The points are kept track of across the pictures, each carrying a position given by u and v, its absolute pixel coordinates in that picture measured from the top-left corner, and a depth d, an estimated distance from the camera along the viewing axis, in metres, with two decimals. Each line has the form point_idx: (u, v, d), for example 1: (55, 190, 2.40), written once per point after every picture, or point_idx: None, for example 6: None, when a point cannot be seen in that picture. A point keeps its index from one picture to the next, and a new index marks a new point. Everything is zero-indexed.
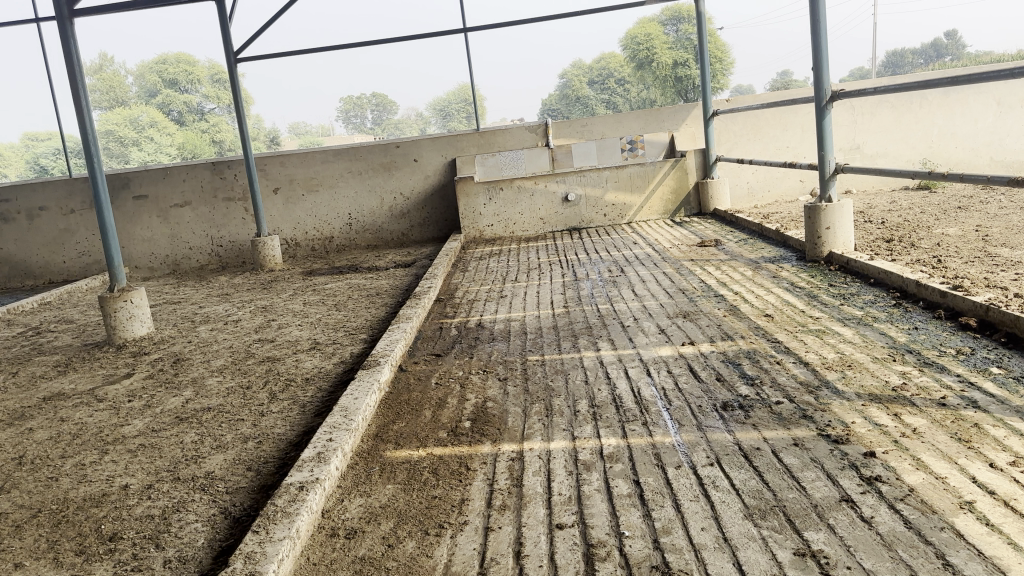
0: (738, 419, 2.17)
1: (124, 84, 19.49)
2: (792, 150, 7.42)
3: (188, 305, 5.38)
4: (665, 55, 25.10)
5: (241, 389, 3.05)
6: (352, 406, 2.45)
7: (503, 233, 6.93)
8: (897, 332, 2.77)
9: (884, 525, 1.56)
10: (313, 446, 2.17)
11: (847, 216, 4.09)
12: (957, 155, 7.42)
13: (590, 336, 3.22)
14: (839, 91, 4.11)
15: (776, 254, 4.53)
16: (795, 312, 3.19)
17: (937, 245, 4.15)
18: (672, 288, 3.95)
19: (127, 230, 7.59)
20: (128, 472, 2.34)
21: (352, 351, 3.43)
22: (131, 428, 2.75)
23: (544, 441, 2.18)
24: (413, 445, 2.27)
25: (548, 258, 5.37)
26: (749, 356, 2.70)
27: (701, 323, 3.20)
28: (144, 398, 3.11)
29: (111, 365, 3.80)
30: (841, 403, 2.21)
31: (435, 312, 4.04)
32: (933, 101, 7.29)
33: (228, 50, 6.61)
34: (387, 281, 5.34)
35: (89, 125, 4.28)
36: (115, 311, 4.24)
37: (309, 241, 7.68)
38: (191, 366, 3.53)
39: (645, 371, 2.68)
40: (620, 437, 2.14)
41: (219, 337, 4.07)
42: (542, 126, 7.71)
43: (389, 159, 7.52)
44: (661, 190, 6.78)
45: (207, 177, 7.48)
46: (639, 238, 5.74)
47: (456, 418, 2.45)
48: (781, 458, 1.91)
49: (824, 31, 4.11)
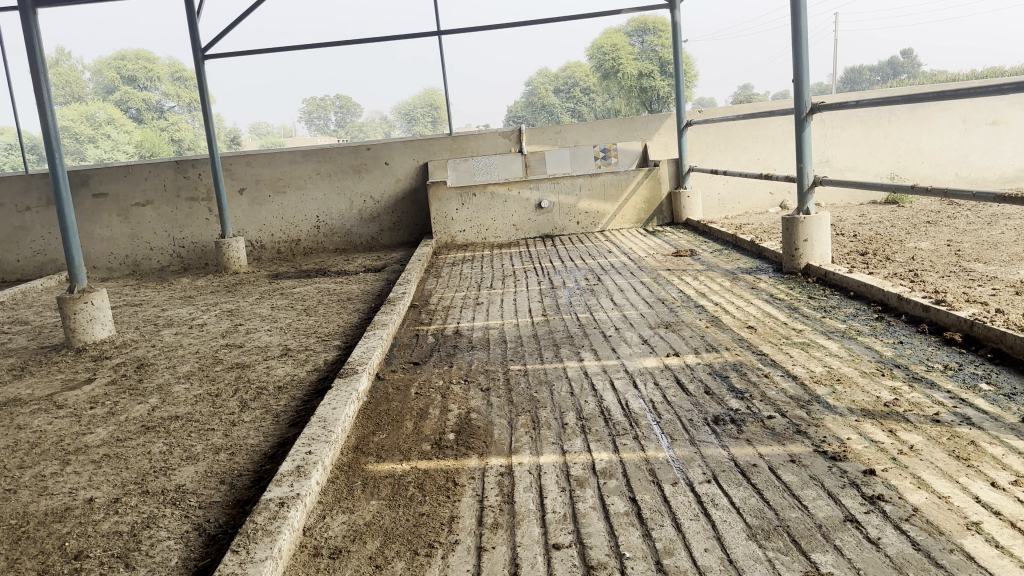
0: (731, 434, 2.13)
1: (80, 80, 19.22)
2: (762, 162, 7.47)
3: (150, 307, 5.21)
4: (630, 65, 25.43)
5: (210, 397, 2.93)
6: (331, 417, 2.35)
7: (475, 239, 6.85)
8: (882, 346, 2.76)
9: (893, 547, 1.52)
10: (292, 459, 2.07)
11: (825, 228, 4.08)
12: (923, 170, 7.54)
13: (572, 345, 3.16)
14: (819, 103, 4.11)
15: (753, 265, 4.53)
16: (777, 324, 3.17)
17: (911, 259, 4.17)
18: (651, 297, 3.91)
19: (85, 229, 7.36)
20: (92, 484, 2.21)
21: (326, 357, 3.32)
22: (94, 437, 2.61)
23: (533, 455, 2.11)
24: (396, 458, 2.18)
25: (522, 265, 5.31)
26: (736, 369, 2.66)
27: (684, 334, 3.16)
28: (107, 404, 2.97)
29: (71, 369, 3.63)
30: (835, 418, 2.17)
31: (410, 318, 3.95)
32: (901, 116, 7.41)
33: (196, 47, 6.45)
34: (357, 286, 5.23)
35: (51, 120, 4.11)
36: (74, 313, 4.07)
37: (275, 243, 7.53)
38: (156, 372, 3.39)
39: (632, 383, 2.62)
40: (612, 452, 2.08)
41: (184, 341, 3.93)
42: (516, 132, 7.63)
43: (359, 161, 7.39)
44: (633, 199, 6.77)
45: (171, 176, 7.29)
46: (614, 247, 5.71)
47: (439, 429, 2.37)
48: (779, 475, 1.87)
49: (805, 43, 4.11)
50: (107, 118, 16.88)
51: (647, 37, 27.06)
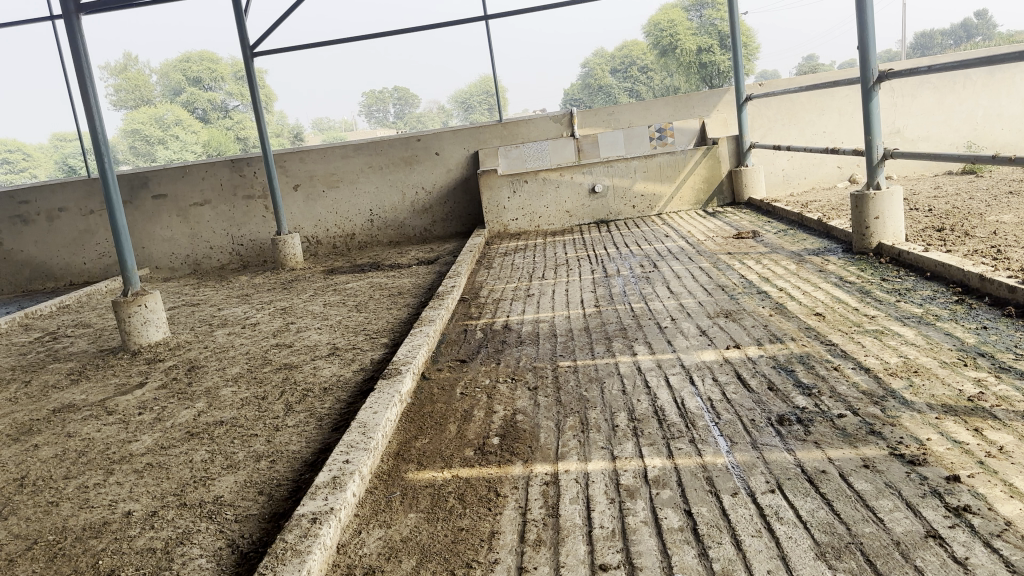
0: (797, 436, 1.96)
1: (148, 83, 19.95)
2: (828, 135, 7.14)
3: (207, 306, 5.24)
4: (688, 41, 24.92)
5: (256, 400, 2.88)
6: (371, 422, 2.26)
7: (529, 227, 6.72)
8: (963, 333, 2.53)
9: (983, 569, 1.34)
10: (328, 469, 1.98)
11: (898, 204, 3.82)
12: (1003, 137, 7.08)
13: (625, 339, 3.00)
14: (887, 71, 3.84)
15: (820, 245, 4.28)
16: (848, 310, 2.96)
17: (993, 234, 3.87)
18: (710, 284, 3.72)
19: (146, 231, 7.48)
20: (132, 496, 2.17)
21: (373, 357, 3.24)
22: (140, 445, 2.59)
23: (581, 461, 1.98)
24: (437, 466, 2.07)
25: (576, 252, 5.16)
26: (803, 362, 2.48)
27: (745, 324, 2.98)
28: (156, 410, 2.95)
29: (125, 373, 3.65)
30: (912, 416, 1.98)
31: (460, 312, 3.85)
32: (978, 81, 6.97)
33: (245, 45, 6.46)
34: (409, 279, 5.16)
35: (100, 125, 4.13)
36: (129, 316, 4.10)
37: (331, 238, 7.53)
38: (205, 374, 3.36)
39: (688, 379, 2.46)
40: (666, 457, 1.93)
41: (236, 342, 3.91)
42: (567, 115, 7.48)
43: (410, 153, 7.33)
44: (692, 179, 6.53)
45: (226, 175, 7.35)
46: (671, 230, 5.51)
47: (483, 433, 2.25)
48: (851, 483, 1.69)
49: (870, 7, 3.84)
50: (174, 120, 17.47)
51: (705, 12, 26.31)
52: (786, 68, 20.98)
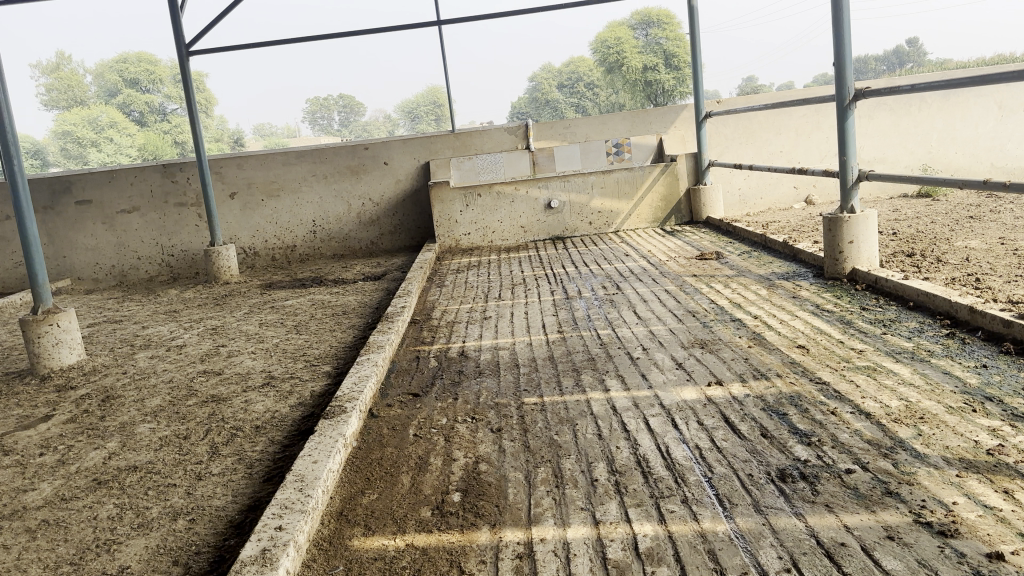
0: (805, 497, 1.71)
1: (83, 84, 20.32)
2: (786, 154, 7.04)
3: (130, 324, 4.80)
4: (635, 58, 25.31)
5: (177, 441, 2.52)
6: (311, 474, 1.94)
7: (481, 242, 6.43)
8: (963, 372, 2.33)
9: None
10: (256, 538, 1.65)
11: (872, 229, 3.65)
12: (957, 161, 7.10)
13: (595, 371, 2.74)
14: (864, 89, 3.68)
15: (789, 269, 4.10)
16: (833, 343, 2.74)
17: (966, 260, 3.74)
18: (679, 309, 3.49)
19: (68, 239, 6.97)
20: (20, 565, 1.81)
21: (313, 389, 2.90)
22: (36, 496, 2.21)
23: (559, 527, 1.69)
24: (388, 531, 1.76)
25: (533, 271, 4.90)
26: (795, 403, 2.23)
27: (725, 356, 2.74)
28: (60, 450, 2.56)
29: (30, 403, 3.23)
30: (930, 472, 1.75)
31: (410, 336, 3.54)
32: (932, 104, 6.97)
33: (180, 43, 6.03)
34: (354, 297, 4.82)
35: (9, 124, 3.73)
36: (38, 337, 3.68)
37: (270, 250, 7.12)
38: (122, 407, 2.98)
39: (671, 423, 2.20)
40: (657, 523, 1.66)
41: (158, 368, 3.52)
42: (523, 128, 7.28)
43: (357, 162, 6.99)
44: (650, 197, 6.35)
45: (158, 181, 6.89)
46: (631, 249, 5.30)
47: (441, 488, 1.95)
48: (878, 561, 1.45)
49: (847, 21, 3.68)
50: (109, 122, 17.55)
51: (651, 30, 26.80)
52: (728, 88, 21.45)
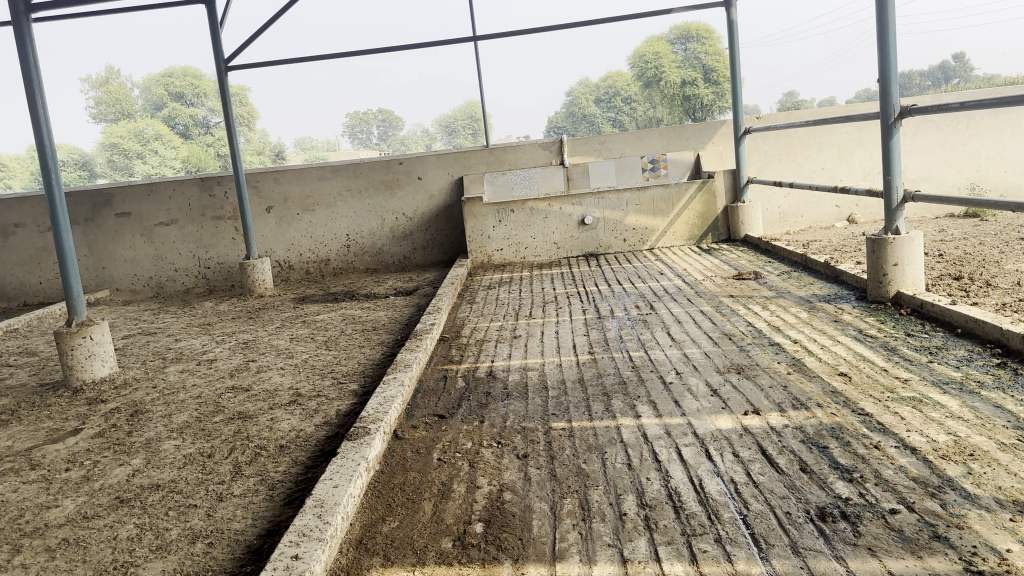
0: (847, 539, 1.61)
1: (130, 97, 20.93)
2: (827, 172, 6.90)
3: (164, 337, 4.82)
4: (673, 74, 25.17)
5: (200, 459, 2.49)
6: (331, 500, 1.90)
7: (514, 258, 6.38)
8: (1017, 406, 2.21)
9: None
10: (272, 567, 1.61)
11: (918, 251, 3.53)
12: (1007, 180, 6.89)
13: (626, 396, 2.66)
14: (910, 106, 3.56)
15: (830, 291, 3.99)
16: (876, 371, 2.63)
17: (1017, 284, 3.60)
18: (715, 332, 3.40)
19: (108, 250, 7.06)
20: None
21: (339, 408, 2.86)
22: (59, 513, 2.19)
23: (584, 564, 1.62)
24: (407, 562, 1.70)
25: (565, 288, 4.84)
26: (836, 436, 2.13)
27: (762, 383, 2.64)
28: (86, 466, 2.55)
29: (60, 416, 3.23)
30: (980, 516, 1.65)
31: (439, 355, 3.50)
32: (981, 121, 6.78)
33: (220, 57, 6.10)
34: (384, 313, 4.80)
35: (48, 138, 3.78)
36: (71, 349, 3.70)
37: (304, 263, 7.14)
38: (149, 422, 2.96)
39: (705, 453, 2.11)
40: (688, 563, 1.58)
41: (188, 382, 3.51)
42: (557, 143, 7.21)
43: (391, 176, 6.99)
44: (686, 214, 6.25)
45: (196, 194, 6.97)
46: (666, 267, 5.21)
47: (464, 517, 1.89)
48: None
49: (892, 34, 3.57)
50: (154, 134, 17.95)
51: (690, 45, 26.64)
52: (768, 103, 21.23)
